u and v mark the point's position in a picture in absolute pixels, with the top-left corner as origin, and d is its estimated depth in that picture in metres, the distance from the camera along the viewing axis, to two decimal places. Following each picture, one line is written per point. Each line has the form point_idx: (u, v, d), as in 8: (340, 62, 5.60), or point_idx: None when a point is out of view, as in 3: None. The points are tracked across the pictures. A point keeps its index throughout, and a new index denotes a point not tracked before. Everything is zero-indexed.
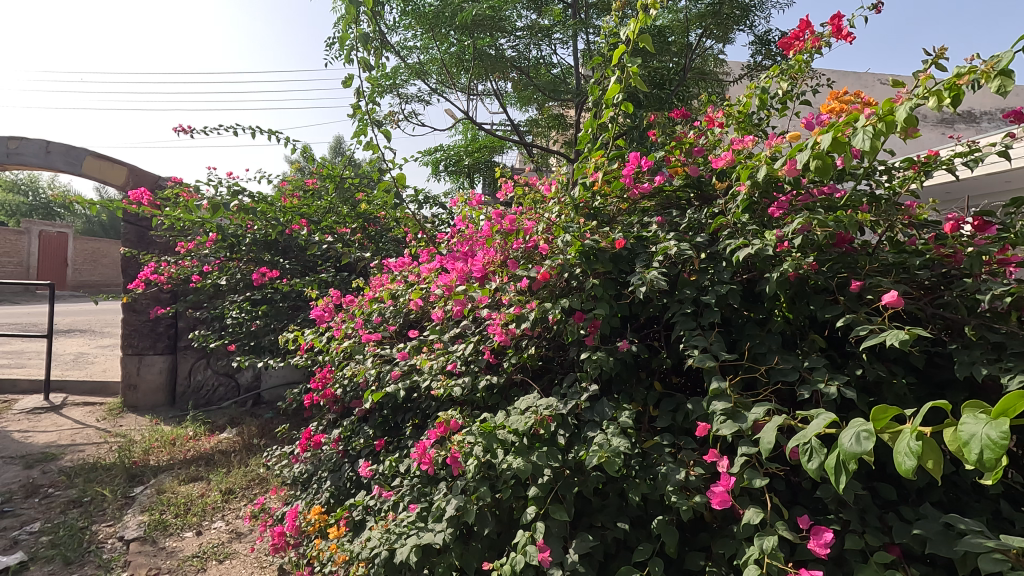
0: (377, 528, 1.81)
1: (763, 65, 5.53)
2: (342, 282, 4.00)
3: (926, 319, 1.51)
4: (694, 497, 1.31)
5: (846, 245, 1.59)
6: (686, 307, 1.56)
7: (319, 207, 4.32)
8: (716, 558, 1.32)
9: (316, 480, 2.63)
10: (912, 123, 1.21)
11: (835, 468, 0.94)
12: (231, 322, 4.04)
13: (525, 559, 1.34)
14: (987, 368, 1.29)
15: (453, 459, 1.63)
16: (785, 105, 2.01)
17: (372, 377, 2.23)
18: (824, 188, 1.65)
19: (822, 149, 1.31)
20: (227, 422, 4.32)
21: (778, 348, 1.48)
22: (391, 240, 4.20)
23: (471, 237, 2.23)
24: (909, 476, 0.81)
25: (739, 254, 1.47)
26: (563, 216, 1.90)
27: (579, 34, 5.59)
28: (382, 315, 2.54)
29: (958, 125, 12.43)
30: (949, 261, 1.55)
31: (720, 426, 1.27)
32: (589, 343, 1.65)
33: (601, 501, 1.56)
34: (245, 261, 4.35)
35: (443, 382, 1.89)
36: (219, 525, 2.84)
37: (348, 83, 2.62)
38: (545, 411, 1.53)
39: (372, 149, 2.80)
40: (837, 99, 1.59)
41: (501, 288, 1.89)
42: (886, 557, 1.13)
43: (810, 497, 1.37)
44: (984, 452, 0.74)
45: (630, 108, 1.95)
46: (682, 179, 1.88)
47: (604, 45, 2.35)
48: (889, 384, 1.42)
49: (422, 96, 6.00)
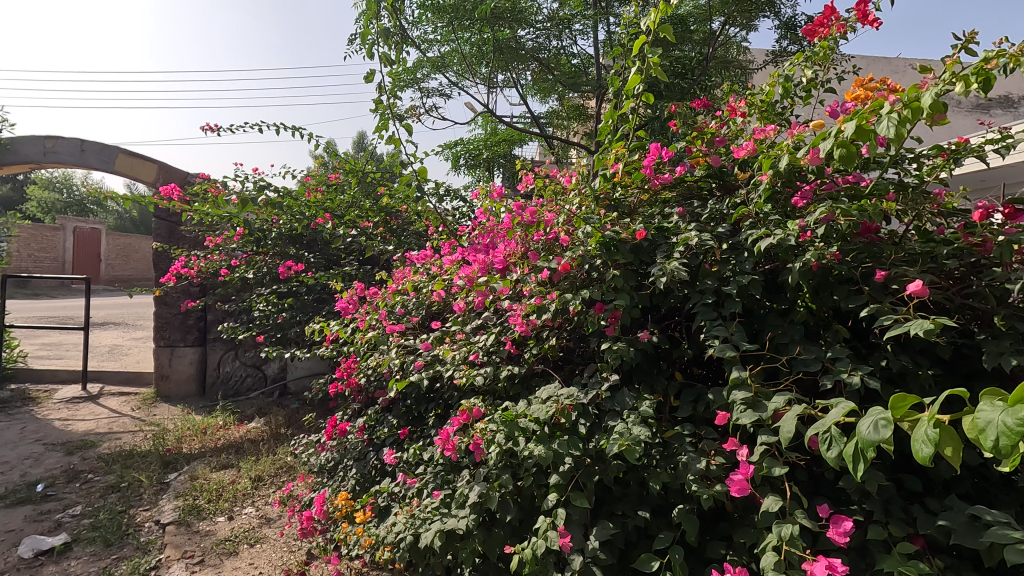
0: (402, 513, 1.87)
1: (788, 52, 5.43)
2: (365, 275, 4.10)
3: (954, 309, 1.49)
4: (714, 486, 1.33)
5: (872, 234, 1.56)
6: (708, 298, 1.56)
7: (341, 201, 4.39)
8: (738, 547, 1.33)
9: (342, 468, 2.69)
10: (938, 108, 1.19)
11: (853, 456, 0.94)
12: (258, 315, 4.12)
13: (546, 544, 1.37)
14: (1016, 358, 1.26)
15: (476, 445, 1.66)
16: (810, 94, 1.97)
17: (397, 367, 2.26)
18: (849, 176, 1.60)
19: (847, 137, 1.30)
20: (255, 412, 4.46)
21: (800, 339, 1.47)
22: (413, 232, 4.26)
23: (493, 229, 2.25)
24: (925, 463, 0.81)
25: (760, 244, 1.47)
26: (584, 207, 1.93)
27: (599, 24, 5.58)
28: (405, 307, 2.60)
29: (994, 110, 12.04)
30: (978, 249, 1.51)
31: (739, 415, 1.28)
32: (609, 334, 1.66)
33: (622, 490, 1.58)
34: (272, 254, 4.47)
35: (466, 372, 1.94)
36: (250, 511, 2.93)
37: (371, 79, 2.67)
38: (566, 400, 1.56)
39: (393, 143, 2.85)
40: (862, 86, 1.57)
41: (523, 279, 1.94)
42: (908, 547, 1.12)
43: (833, 488, 1.37)
44: (1000, 439, 0.74)
45: (651, 99, 1.95)
46: (703, 169, 1.88)
47: (624, 35, 2.34)
48: (915, 376, 1.41)
49: (442, 88, 6.03)
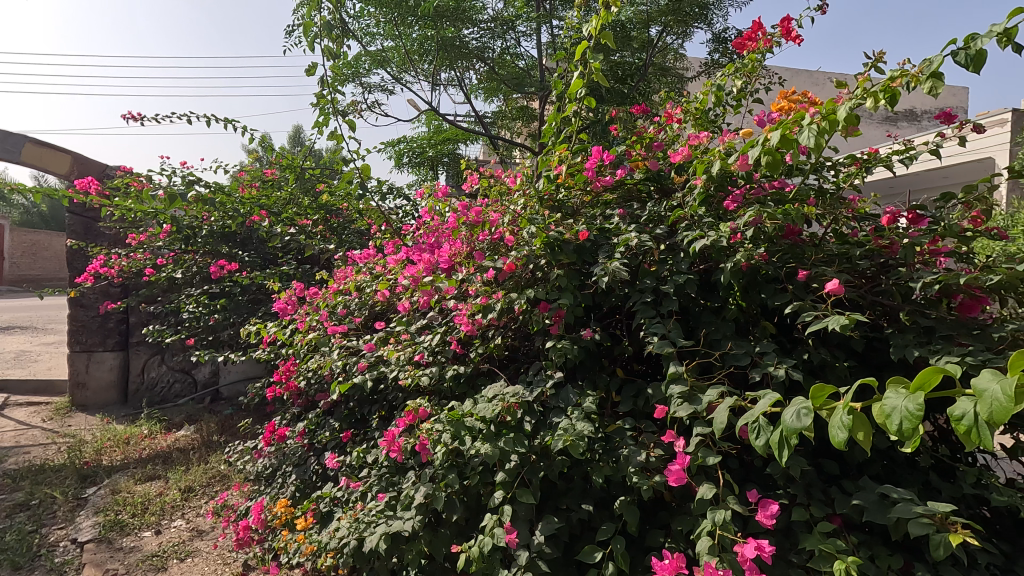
0: (346, 517, 1.83)
1: (720, 62, 5.71)
2: (304, 275, 3.96)
3: (866, 306, 1.62)
4: (654, 477, 1.38)
5: (795, 236, 1.67)
6: (647, 296, 1.62)
7: (278, 197, 4.22)
8: (675, 535, 1.40)
9: (281, 474, 2.60)
10: (852, 121, 1.29)
11: (779, 444, 1.01)
12: (187, 316, 3.90)
13: (493, 542, 1.39)
14: (918, 350, 1.39)
15: (422, 446, 1.65)
16: (740, 103, 2.08)
17: (339, 368, 2.21)
18: (775, 182, 1.71)
19: (772, 145, 1.39)
20: (185, 419, 4.21)
21: (731, 335, 1.56)
22: (355, 232, 4.16)
23: (437, 229, 2.23)
24: (841, 448, 0.89)
25: (695, 245, 1.54)
26: (529, 207, 1.95)
27: (542, 27, 5.65)
28: (348, 307, 2.55)
29: (901, 123, 13.16)
30: (886, 251, 1.65)
31: (677, 409, 1.34)
32: (554, 332, 1.70)
33: (566, 485, 1.62)
34: (202, 253, 4.21)
35: (411, 373, 1.92)
36: (179, 524, 2.77)
37: (312, 72, 2.60)
38: (512, 398, 1.57)
39: (335, 140, 2.78)
40: (786, 98, 1.68)
41: (468, 279, 1.94)
42: (828, 527, 1.22)
43: (761, 474, 1.46)
44: (903, 423, 0.82)
45: (593, 103, 1.99)
46: (642, 172, 1.96)
47: (567, 40, 2.39)
48: (833, 368, 1.52)
49: (385, 84, 5.92)
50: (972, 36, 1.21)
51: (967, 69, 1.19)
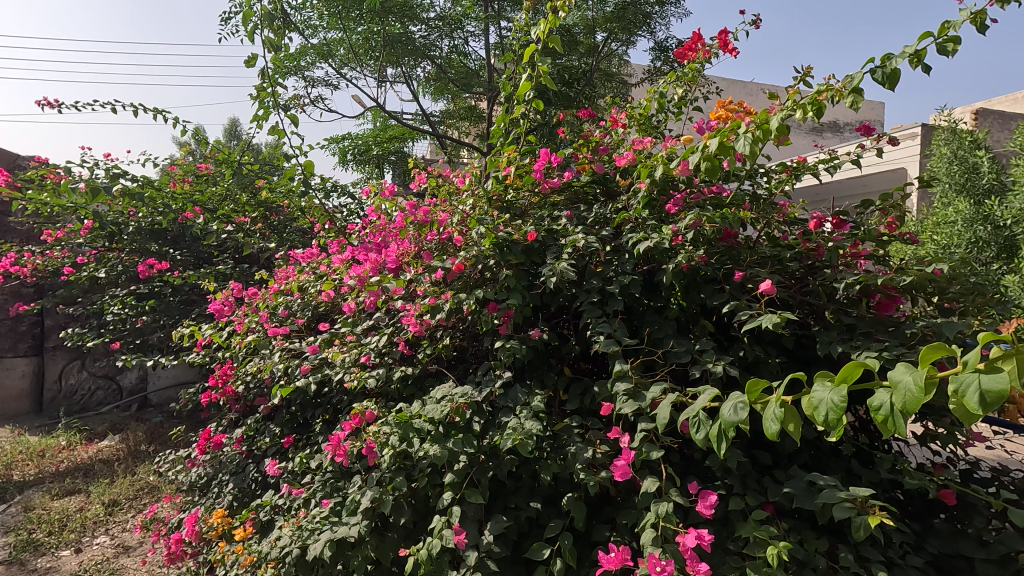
0: (288, 526, 1.77)
1: (662, 70, 5.91)
2: (242, 275, 3.80)
3: (796, 305, 1.72)
4: (600, 473, 1.42)
5: (732, 239, 1.75)
6: (594, 296, 1.66)
7: (213, 193, 4.02)
8: (621, 529, 1.43)
9: (217, 483, 2.48)
10: (783, 131, 1.37)
11: (718, 437, 1.06)
12: (112, 318, 3.65)
13: (441, 543, 1.38)
14: (842, 346, 1.49)
15: (369, 449, 1.62)
16: (680, 110, 2.16)
17: (280, 372, 2.13)
18: (713, 186, 1.79)
19: (711, 152, 1.45)
20: (108, 428, 3.94)
21: (673, 334, 1.62)
22: (296, 230, 4.03)
23: (384, 228, 2.19)
24: (773, 439, 0.94)
25: (639, 247, 1.59)
26: (478, 208, 1.95)
27: (490, 27, 5.66)
28: (290, 307, 2.47)
29: (826, 133, 14.07)
30: (813, 254, 1.76)
31: (622, 405, 1.38)
32: (502, 332, 1.70)
33: (515, 483, 1.63)
34: (128, 251, 3.96)
35: (357, 375, 1.87)
36: (103, 540, 2.59)
37: (251, 64, 2.50)
38: (461, 399, 1.57)
39: (276, 134, 2.69)
40: (724, 107, 1.76)
41: (416, 279, 1.92)
42: (762, 514, 1.28)
43: (700, 466, 1.52)
44: (829, 414, 0.88)
45: (541, 105, 2.02)
46: (589, 175, 1.99)
47: (515, 42, 2.41)
48: (766, 364, 1.61)
49: (329, 79, 5.77)
50: (887, 56, 1.31)
51: (883, 86, 1.29)
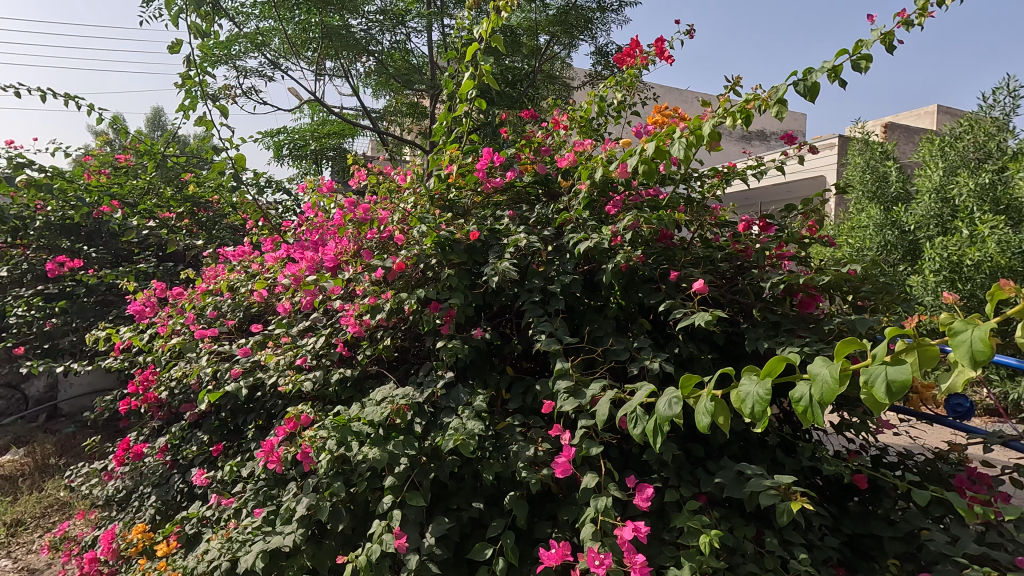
0: (216, 538, 1.68)
1: (603, 75, 6.06)
2: (166, 274, 3.57)
3: (726, 304, 1.81)
4: (541, 470, 1.43)
5: (668, 240, 1.81)
6: (535, 296, 1.67)
7: (133, 186, 3.76)
8: (562, 525, 1.45)
9: (137, 496, 2.32)
10: (715, 137, 1.43)
11: (653, 432, 1.10)
12: (15, 321, 3.34)
13: (381, 549, 1.35)
14: (768, 342, 1.58)
15: (304, 454, 1.56)
16: (620, 114, 2.22)
17: (208, 376, 2.02)
18: (650, 189, 1.85)
19: (648, 155, 1.50)
20: (11, 442, 3.59)
21: (612, 332, 1.66)
22: (227, 226, 3.83)
23: (322, 225, 2.12)
24: (704, 431, 0.98)
25: (580, 247, 1.62)
26: (419, 206, 1.93)
27: (433, 24, 5.61)
28: (219, 308, 2.35)
29: (754, 141, 14.86)
30: (742, 254, 1.86)
31: (563, 403, 1.40)
32: (444, 332, 1.69)
33: (457, 484, 1.62)
34: (35, 248, 3.64)
35: (292, 378, 1.80)
36: (3, 565, 2.37)
37: (175, 49, 2.35)
38: (402, 400, 1.54)
39: (203, 126, 2.54)
40: (660, 112, 1.82)
41: (355, 278, 1.86)
42: (695, 504, 1.34)
43: (638, 461, 1.57)
44: (755, 406, 0.92)
45: (483, 104, 2.02)
46: (531, 175, 2.02)
47: (457, 40, 2.39)
48: (699, 360, 1.68)
49: (262, 70, 5.53)
50: (809, 70, 1.39)
51: (804, 98, 1.38)
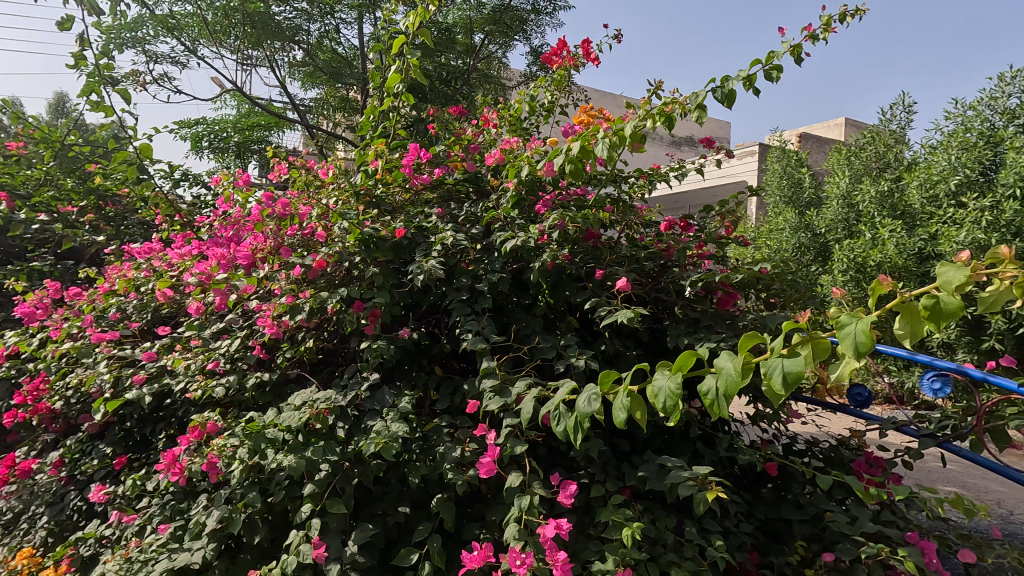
0: (115, 559, 1.54)
1: (536, 76, 6.12)
2: (65, 273, 3.27)
3: (650, 302, 1.86)
4: (468, 471, 1.41)
5: (595, 239, 1.84)
6: (462, 295, 1.65)
7: (25, 176, 3.42)
8: (490, 525, 1.44)
9: (26, 518, 2.10)
10: (637, 139, 1.47)
11: (575, 428, 1.10)
12: None
13: (298, 559, 1.31)
14: (687, 338, 1.63)
15: (211, 464, 1.47)
16: (550, 114, 2.23)
17: (108, 383, 1.86)
18: (578, 189, 1.87)
19: (574, 154, 1.51)
20: None
21: (540, 330, 1.66)
22: (137, 222, 3.56)
23: (238, 221, 2.00)
24: (621, 427, 0.99)
25: (507, 245, 1.61)
26: (343, 202, 1.86)
27: (364, 17, 5.47)
28: (122, 309, 2.17)
29: (682, 146, 15.50)
30: (665, 253, 1.92)
31: (488, 402, 1.38)
32: (369, 332, 1.63)
33: (383, 489, 1.57)
34: None
35: (202, 384, 1.68)
36: None
37: (67, 26, 2.14)
38: (322, 404, 1.46)
39: (103, 112, 2.34)
40: (587, 113, 1.84)
41: (271, 276, 1.75)
42: (618, 498, 1.36)
43: (566, 457, 1.58)
44: (667, 401, 0.95)
45: (410, 99, 1.97)
46: (461, 173, 1.99)
47: (384, 32, 2.33)
48: (624, 357, 1.71)
49: (177, 56, 5.18)
50: (725, 78, 1.45)
51: (721, 104, 1.44)
